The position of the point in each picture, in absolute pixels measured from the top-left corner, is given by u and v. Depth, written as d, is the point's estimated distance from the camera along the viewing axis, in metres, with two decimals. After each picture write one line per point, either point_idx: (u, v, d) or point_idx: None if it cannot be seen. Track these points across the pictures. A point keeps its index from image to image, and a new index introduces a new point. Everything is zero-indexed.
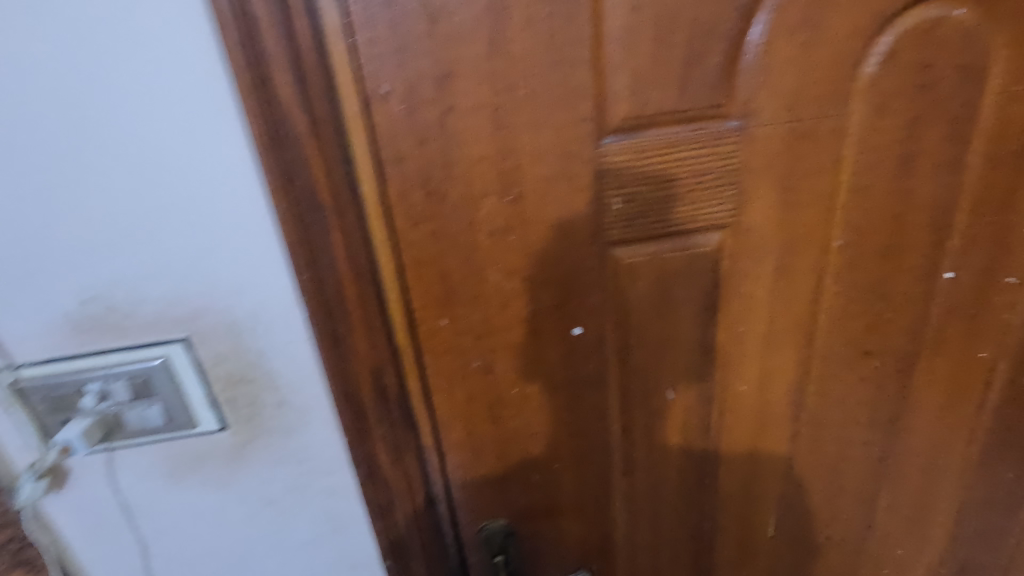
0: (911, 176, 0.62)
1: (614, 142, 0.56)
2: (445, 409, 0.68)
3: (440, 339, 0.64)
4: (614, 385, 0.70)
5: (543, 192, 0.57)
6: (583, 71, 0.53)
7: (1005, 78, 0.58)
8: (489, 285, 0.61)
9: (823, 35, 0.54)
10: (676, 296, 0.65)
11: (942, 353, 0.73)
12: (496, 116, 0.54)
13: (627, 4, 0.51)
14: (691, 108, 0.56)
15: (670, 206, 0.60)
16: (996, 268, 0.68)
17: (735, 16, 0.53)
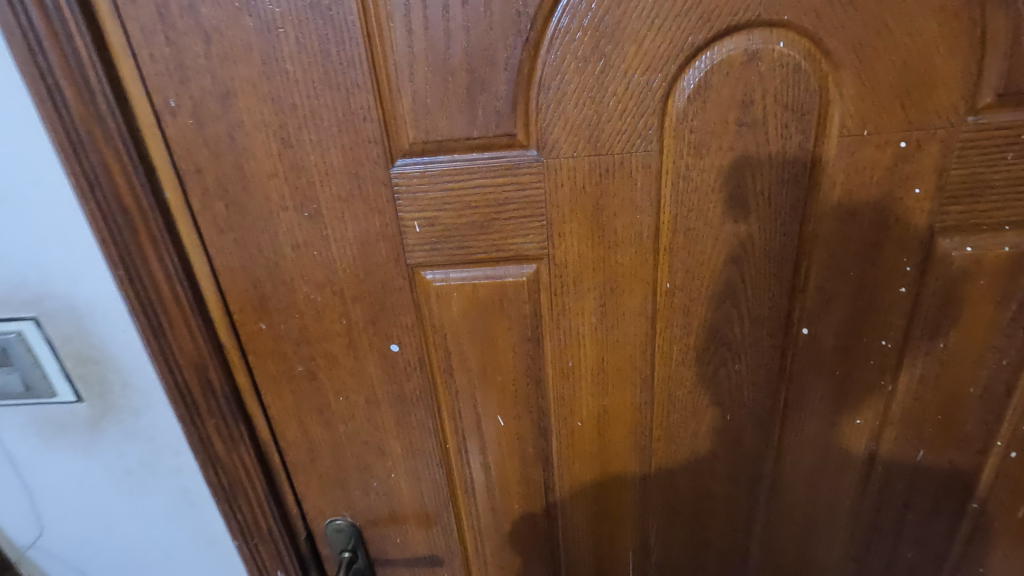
0: (746, 221, 0.56)
1: (406, 165, 0.56)
2: (276, 408, 0.71)
3: (262, 342, 0.66)
4: (442, 404, 0.69)
5: (340, 211, 0.58)
6: (363, 94, 0.52)
7: (850, 119, 0.51)
8: (301, 295, 0.63)
9: (621, 65, 0.50)
10: (495, 325, 0.63)
11: (808, 414, 0.67)
12: (281, 134, 0.54)
13: (400, 27, 0.50)
14: (483, 136, 0.54)
15: (473, 233, 0.58)
16: (864, 328, 0.61)
17: (518, 43, 0.50)
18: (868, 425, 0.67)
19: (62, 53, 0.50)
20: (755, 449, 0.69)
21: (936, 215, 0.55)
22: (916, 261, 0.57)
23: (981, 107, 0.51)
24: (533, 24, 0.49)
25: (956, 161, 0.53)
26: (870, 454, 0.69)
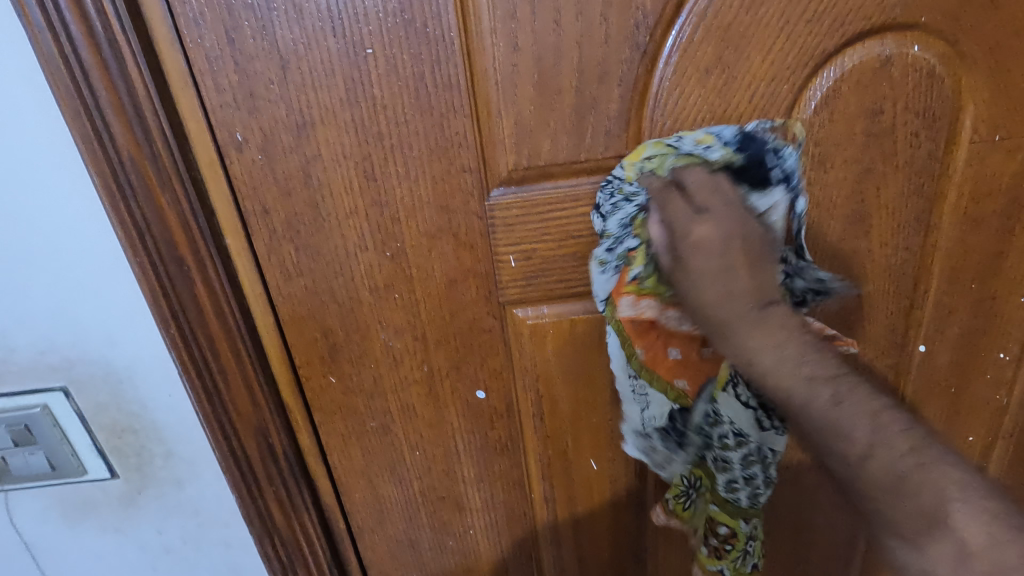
0: (867, 236, 0.53)
1: (503, 195, 0.50)
2: (343, 468, 0.63)
3: (330, 397, 0.59)
4: (529, 451, 0.63)
5: (427, 247, 0.52)
6: (459, 119, 0.47)
7: (982, 125, 0.48)
8: (378, 343, 0.56)
9: (745, 76, 0.46)
10: (591, 361, 0.58)
11: (919, 434, 0.63)
12: (364, 166, 0.49)
13: (504, 43, 0.45)
14: (590, 159, 0.49)
15: (573, 265, 0.53)
16: (981, 342, 0.58)
17: (634, 56, 0.45)
18: (978, 441, 0.64)
19: (112, 84, 0.43)
20: None
21: None
22: None
23: None
24: (651, 35, 0.45)
25: None
26: (979, 471, 0.66)
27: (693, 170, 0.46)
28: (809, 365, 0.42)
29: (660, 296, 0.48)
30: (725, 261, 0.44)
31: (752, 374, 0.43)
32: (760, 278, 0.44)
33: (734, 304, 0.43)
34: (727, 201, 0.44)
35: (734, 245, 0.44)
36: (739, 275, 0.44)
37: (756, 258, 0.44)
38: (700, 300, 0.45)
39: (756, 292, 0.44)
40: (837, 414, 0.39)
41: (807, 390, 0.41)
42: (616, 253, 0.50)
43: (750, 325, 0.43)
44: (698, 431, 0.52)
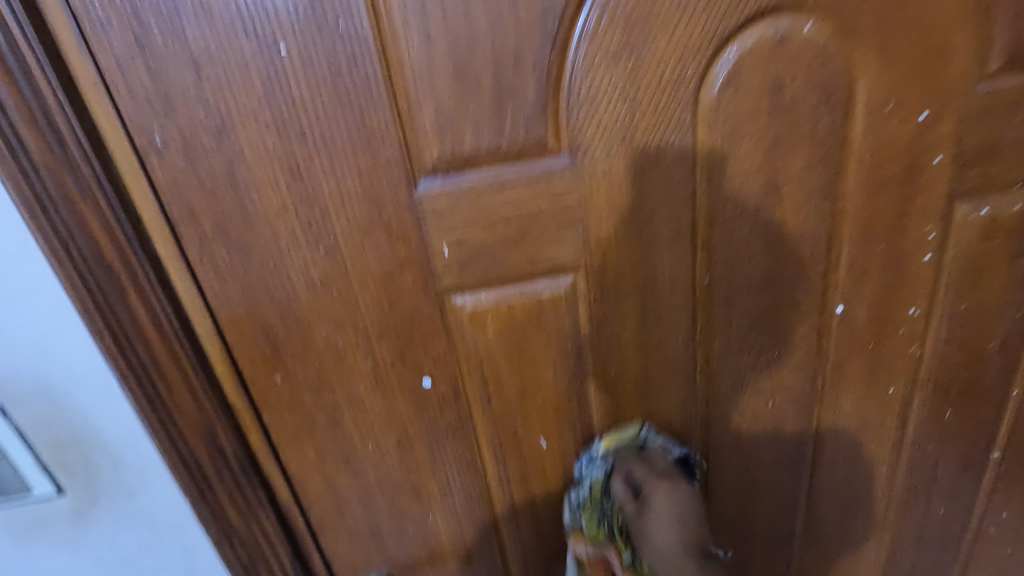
0: (779, 205, 0.56)
1: (431, 186, 0.51)
2: (296, 466, 0.64)
3: (277, 396, 0.59)
4: (478, 434, 0.65)
5: (359, 241, 0.53)
6: (379, 112, 0.48)
7: (875, 95, 0.52)
8: (319, 339, 0.57)
9: (651, 60, 0.48)
10: (531, 344, 0.60)
11: (845, 390, 0.67)
12: (290, 164, 0.49)
13: (417, 35, 0.46)
14: (512, 145, 0.50)
15: (506, 250, 0.55)
16: (894, 299, 0.62)
17: (546, 43, 0.47)
18: (899, 393, 0.68)
19: (19, 94, 0.43)
20: (796, 432, 0.69)
21: (955, 181, 0.56)
22: (938, 227, 0.59)
23: (990, 73, 0.52)
24: (560, 21, 0.46)
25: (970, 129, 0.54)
26: (902, 420, 0.70)
27: (686, 340, 0.62)
28: (687, 529, 0.61)
29: (619, 543, 0.63)
30: (659, 480, 0.63)
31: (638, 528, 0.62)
32: (686, 496, 0.63)
33: (665, 527, 0.61)
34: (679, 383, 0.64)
35: (676, 480, 0.64)
36: (668, 468, 0.64)
37: (687, 505, 0.62)
38: (642, 473, 0.64)
39: (685, 531, 0.61)
40: None
41: None
42: (598, 363, 0.62)
43: (681, 527, 0.61)
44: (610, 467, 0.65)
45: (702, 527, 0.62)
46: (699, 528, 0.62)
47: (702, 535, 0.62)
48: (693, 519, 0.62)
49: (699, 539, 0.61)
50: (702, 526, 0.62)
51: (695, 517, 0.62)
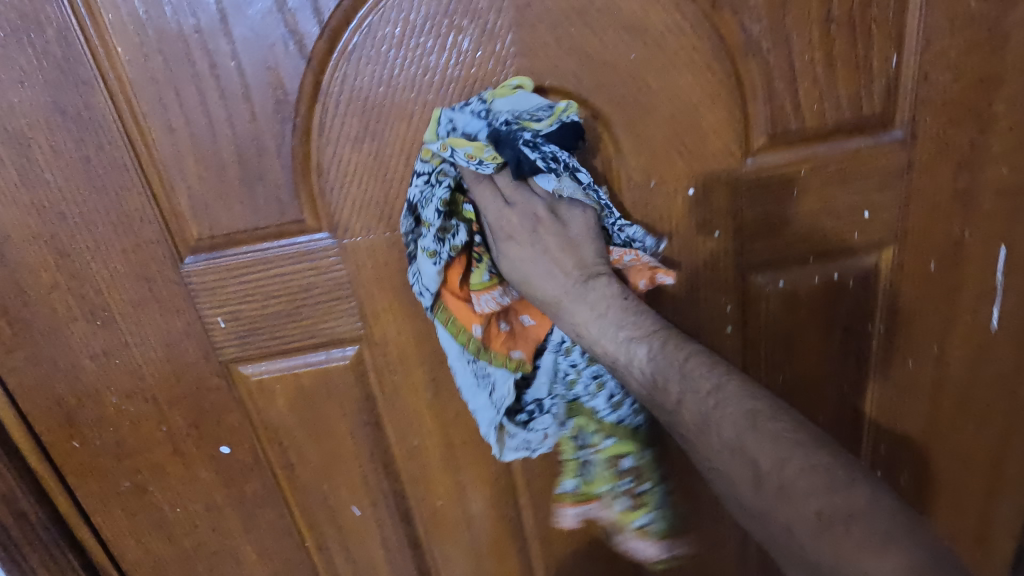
0: None
1: (196, 263, 0.53)
2: (109, 530, 0.64)
3: (78, 461, 0.61)
4: (289, 501, 0.64)
5: (135, 314, 0.54)
6: (134, 196, 0.50)
7: (635, 172, 0.51)
8: (111, 408, 0.58)
9: (393, 142, 0.49)
10: (326, 413, 0.60)
11: (669, 462, 0.65)
12: (55, 244, 0.51)
13: (159, 126, 0.48)
14: (270, 226, 0.52)
15: (283, 322, 0.56)
16: None
17: (285, 129, 0.48)
18: None
19: None
20: None
21: (741, 255, 0.55)
22: (734, 301, 0.57)
23: (757, 148, 0.51)
24: (296, 110, 0.48)
25: (747, 202, 0.53)
26: None
27: (524, 201, 0.48)
28: (612, 311, 0.47)
29: (486, 281, 0.49)
30: (653, 356, 0.44)
31: (724, 483, 0.41)
32: (729, 413, 0.40)
33: (726, 459, 0.40)
34: (577, 256, 0.48)
35: (668, 345, 0.44)
36: (623, 320, 0.46)
37: (734, 413, 0.40)
38: (645, 393, 0.45)
39: (761, 461, 0.38)
40: (710, 419, 0.41)
41: (688, 391, 0.42)
42: (447, 247, 0.46)
43: (761, 466, 0.38)
44: (579, 378, 0.53)
45: (766, 446, 0.38)
46: (751, 400, 0.41)
47: (810, 458, 0.37)
48: (771, 438, 0.38)
49: (810, 495, 0.36)
50: (789, 414, 0.40)
51: (773, 408, 0.40)
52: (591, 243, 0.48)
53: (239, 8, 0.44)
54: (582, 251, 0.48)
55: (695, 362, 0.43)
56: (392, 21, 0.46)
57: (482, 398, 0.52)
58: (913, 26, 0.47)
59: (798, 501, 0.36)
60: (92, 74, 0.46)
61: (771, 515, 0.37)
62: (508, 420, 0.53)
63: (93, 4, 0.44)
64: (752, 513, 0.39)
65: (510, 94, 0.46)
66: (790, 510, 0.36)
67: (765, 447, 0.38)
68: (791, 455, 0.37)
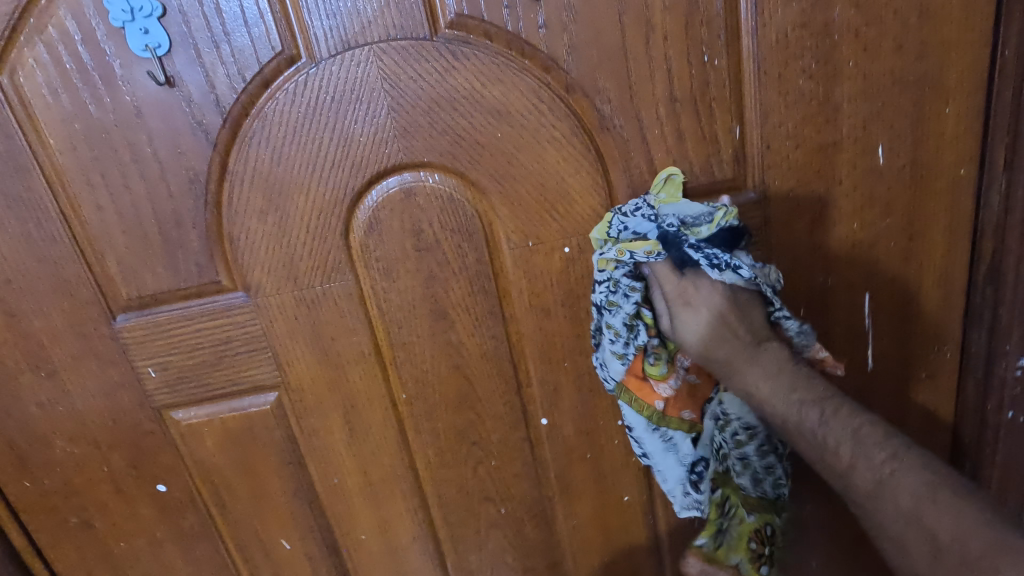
0: (453, 329, 0.61)
1: (127, 319, 0.59)
2: (59, 564, 0.69)
3: (29, 499, 0.66)
4: (222, 535, 0.69)
5: (75, 366, 0.61)
6: (69, 263, 0.57)
7: (514, 233, 0.57)
8: (56, 450, 0.64)
9: (294, 213, 0.56)
10: (252, 454, 0.65)
11: (578, 498, 0.69)
12: (2, 305, 0.58)
13: (89, 204, 0.55)
14: (190, 286, 0.58)
15: (208, 372, 0.61)
16: (596, 412, 0.65)
17: (198, 204, 0.55)
18: (637, 500, 0.70)
19: None
20: (541, 538, 0.71)
21: None
22: None
23: None
24: (207, 188, 0.55)
25: None
26: (649, 526, 0.71)
27: (662, 270, 0.53)
28: (736, 321, 0.52)
29: (650, 365, 0.54)
30: (828, 420, 0.47)
31: (861, 514, 0.45)
32: (868, 458, 0.44)
33: (872, 506, 0.44)
34: (749, 325, 0.52)
35: (835, 411, 0.47)
36: (773, 373, 0.50)
37: (866, 454, 0.44)
38: (807, 447, 0.48)
39: (897, 512, 0.42)
40: (843, 466, 0.45)
41: (837, 460, 0.46)
42: (628, 345, 0.53)
43: (907, 539, 0.42)
44: (736, 444, 0.55)
45: (895, 501, 0.43)
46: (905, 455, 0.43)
47: (974, 512, 0.39)
48: (935, 478, 0.42)
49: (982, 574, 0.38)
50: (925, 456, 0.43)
51: (917, 459, 0.43)
52: (735, 318, 0.52)
53: (153, 105, 0.52)
54: (753, 319, 0.52)
55: (844, 423, 0.46)
56: (284, 111, 0.52)
57: (669, 460, 0.57)
58: (751, 102, 0.53)
59: (894, 504, 0.42)
60: (31, 161, 0.53)
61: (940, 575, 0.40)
62: (689, 484, 0.57)
63: (29, 104, 0.51)
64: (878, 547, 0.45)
65: (669, 195, 0.54)
66: (900, 520, 0.42)
67: (906, 480, 0.42)
68: (957, 517, 0.40)
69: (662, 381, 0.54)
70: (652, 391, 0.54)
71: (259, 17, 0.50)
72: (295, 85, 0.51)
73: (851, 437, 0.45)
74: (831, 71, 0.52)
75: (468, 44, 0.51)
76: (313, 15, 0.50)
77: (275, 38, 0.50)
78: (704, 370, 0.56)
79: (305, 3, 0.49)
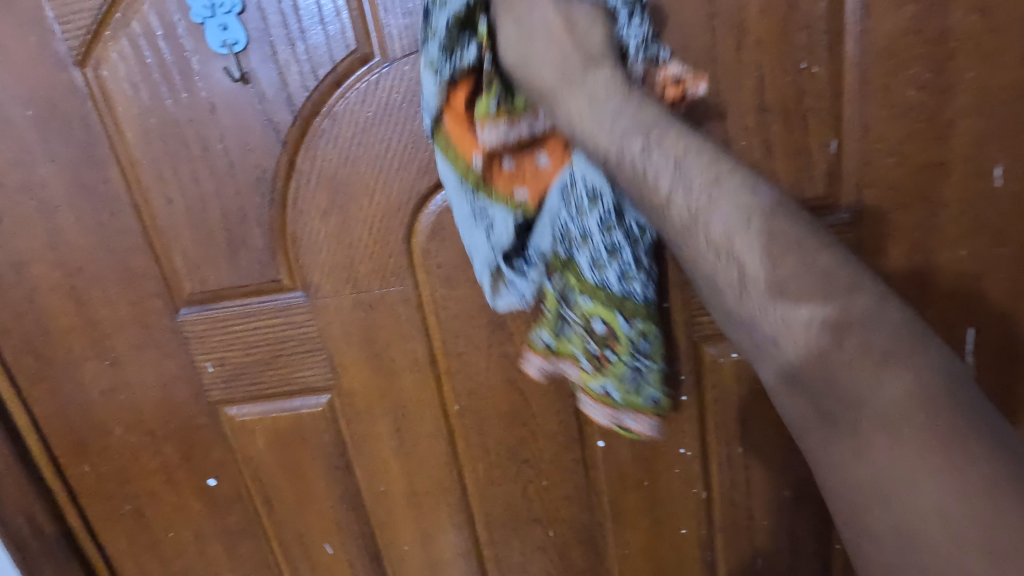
0: (510, 341, 0.58)
1: (189, 312, 0.59)
2: (111, 549, 0.70)
3: (87, 483, 0.67)
4: (267, 534, 0.69)
5: (137, 357, 0.61)
6: (138, 255, 0.57)
7: None
8: (115, 438, 0.65)
9: (358, 216, 0.55)
10: (301, 455, 0.65)
11: (630, 527, 0.65)
12: (74, 293, 0.59)
13: (160, 197, 0.55)
14: (251, 283, 0.58)
15: (262, 369, 0.61)
16: (656, 437, 0.61)
17: (264, 202, 0.55)
18: (694, 534, 0.65)
19: None
20: (588, 565, 0.67)
21: (691, 326, 0.57)
22: (687, 368, 0.58)
23: None
24: (273, 186, 0.54)
25: None
26: (706, 563, 0.67)
27: None
28: (578, 31, 0.40)
29: (486, 103, 0.42)
30: (671, 179, 0.36)
31: (711, 293, 0.37)
32: (723, 212, 0.35)
33: (712, 265, 0.36)
34: (584, 41, 0.40)
35: (661, 136, 0.37)
36: (622, 107, 0.38)
37: (726, 218, 0.35)
38: (629, 187, 0.38)
39: (758, 293, 0.34)
40: (735, 254, 0.35)
41: (709, 227, 0.35)
42: (450, 61, 0.41)
43: (773, 328, 0.34)
44: (577, 215, 0.44)
45: (792, 330, 0.33)
46: (833, 261, 0.33)
47: (911, 389, 0.30)
48: (797, 245, 0.34)
49: (854, 385, 0.32)
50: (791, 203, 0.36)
51: (779, 219, 0.34)
52: (597, 36, 0.40)
53: (227, 101, 0.51)
54: (592, 38, 0.40)
55: (732, 196, 0.35)
56: (354, 110, 0.51)
57: (481, 241, 0.45)
58: (850, 113, 0.48)
59: (839, 353, 0.32)
60: (109, 155, 0.54)
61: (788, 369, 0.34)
62: (507, 266, 0.45)
63: (110, 98, 0.52)
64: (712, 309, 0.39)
65: None
66: (810, 361, 0.33)
67: (853, 305, 0.32)
68: (900, 321, 0.32)
69: (490, 125, 0.42)
70: (479, 145, 0.42)
71: (336, 15, 0.49)
72: (367, 84, 0.50)
73: (739, 214, 0.35)
74: (945, 82, 0.47)
75: None
76: (389, 13, 0.48)
77: (350, 36, 0.49)
78: (557, 150, 0.44)
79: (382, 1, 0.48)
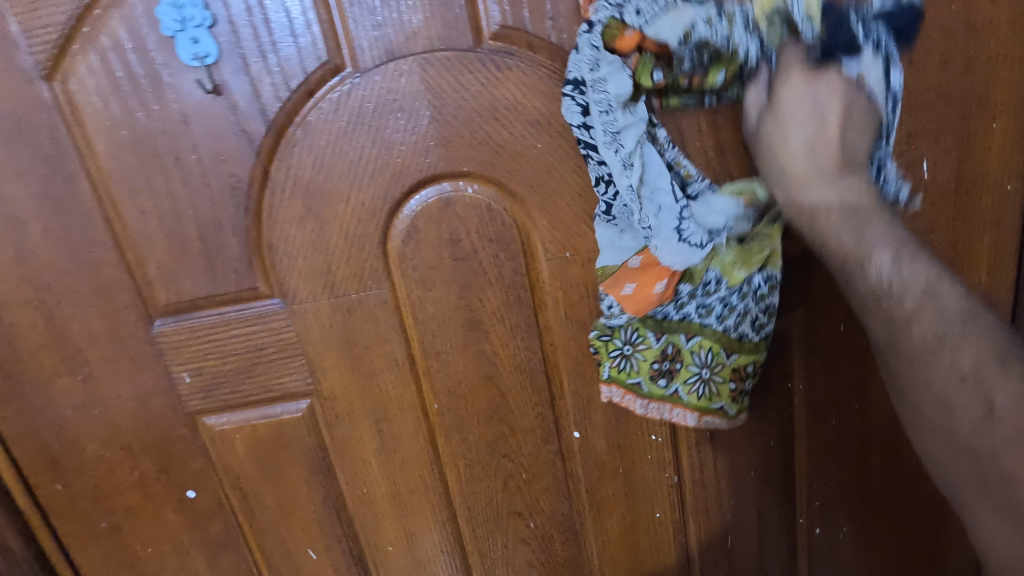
0: (487, 340, 0.60)
1: (165, 323, 0.59)
2: (85, 569, 0.69)
3: (60, 502, 0.66)
4: (249, 543, 0.69)
5: (111, 370, 0.61)
6: (110, 267, 0.57)
7: (551, 244, 0.57)
8: (89, 454, 0.64)
9: (332, 223, 0.56)
10: (282, 461, 0.65)
11: (606, 513, 0.68)
12: (43, 308, 0.58)
13: (132, 209, 0.55)
14: (228, 292, 0.58)
15: (241, 377, 0.61)
16: (629, 426, 0.64)
17: (239, 212, 0.55)
18: (669, 518, 0.68)
19: None
20: (568, 554, 0.70)
21: None
22: None
23: None
24: (249, 195, 0.55)
25: None
26: (679, 546, 0.70)
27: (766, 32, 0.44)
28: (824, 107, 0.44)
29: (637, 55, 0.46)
30: (920, 301, 0.41)
31: (903, 401, 0.45)
32: (973, 342, 0.40)
33: (943, 382, 0.41)
34: (844, 146, 0.44)
35: (911, 252, 0.42)
36: (874, 220, 0.43)
37: (974, 347, 0.40)
38: (868, 293, 0.43)
39: (987, 421, 0.39)
40: (980, 389, 0.39)
41: (953, 350, 0.40)
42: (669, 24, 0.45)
43: (995, 456, 0.39)
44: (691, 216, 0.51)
45: (1008, 457, 0.38)
46: None
47: None
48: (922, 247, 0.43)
49: None
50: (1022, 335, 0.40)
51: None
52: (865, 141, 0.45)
53: (200, 113, 0.52)
54: (854, 140, 0.45)
55: (977, 325, 0.40)
56: (328, 119, 0.53)
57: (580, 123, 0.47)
58: None
59: None
60: (78, 168, 0.54)
61: (981, 461, 0.40)
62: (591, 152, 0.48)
63: (79, 112, 0.52)
64: (907, 402, 0.45)
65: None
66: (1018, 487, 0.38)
67: None
68: None
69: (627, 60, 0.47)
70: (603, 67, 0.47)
71: (306, 28, 0.50)
72: (339, 94, 0.52)
73: (998, 347, 0.39)
74: None
75: (511, 55, 0.51)
76: (359, 26, 0.50)
77: (321, 48, 0.51)
78: None
79: (352, 15, 0.50)
